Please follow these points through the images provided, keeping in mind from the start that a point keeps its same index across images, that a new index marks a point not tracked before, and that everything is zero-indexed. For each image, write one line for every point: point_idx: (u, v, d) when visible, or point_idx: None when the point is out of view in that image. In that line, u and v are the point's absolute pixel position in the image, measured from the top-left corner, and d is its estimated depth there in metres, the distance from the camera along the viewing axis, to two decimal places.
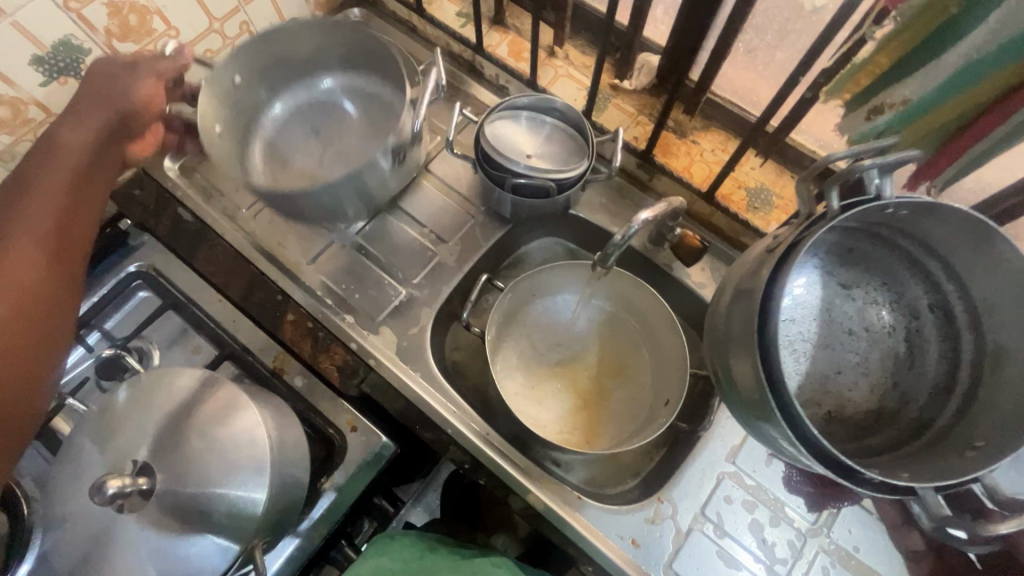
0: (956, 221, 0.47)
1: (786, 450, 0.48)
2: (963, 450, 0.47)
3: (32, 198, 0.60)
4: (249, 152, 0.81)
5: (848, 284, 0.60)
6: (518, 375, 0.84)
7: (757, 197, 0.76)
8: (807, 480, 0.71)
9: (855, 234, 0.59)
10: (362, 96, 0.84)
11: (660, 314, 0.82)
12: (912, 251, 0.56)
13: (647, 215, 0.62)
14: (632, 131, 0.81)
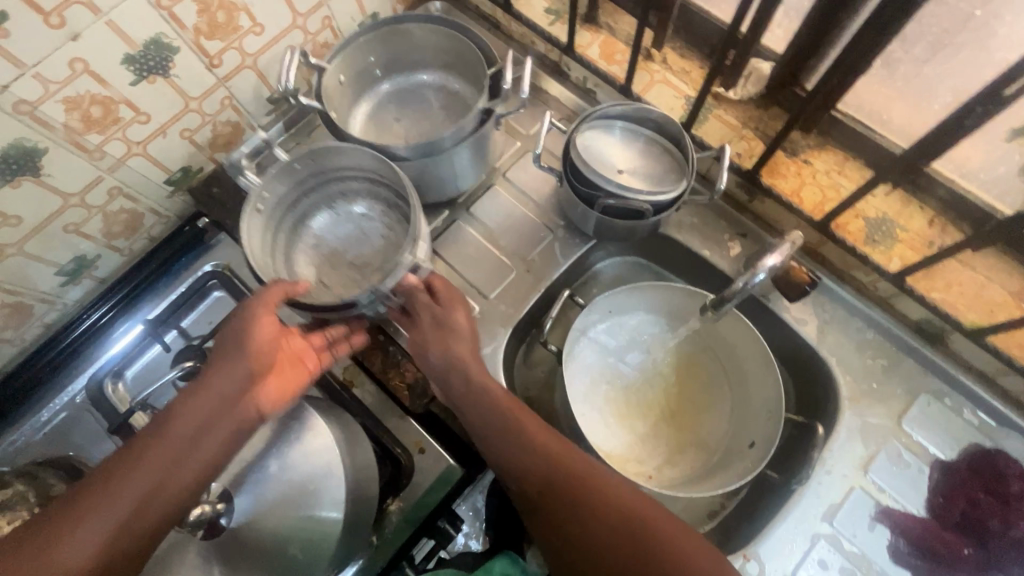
0: (334, 151, 0.66)
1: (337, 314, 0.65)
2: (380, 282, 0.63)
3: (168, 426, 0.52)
4: (354, 114, 0.81)
5: (277, 208, 0.70)
6: (591, 401, 0.79)
7: (877, 230, 0.68)
8: (917, 552, 0.63)
9: (329, 177, 0.72)
10: (451, 98, 0.81)
11: (754, 351, 0.74)
12: (348, 173, 0.71)
13: (774, 260, 0.61)
14: (736, 146, 0.74)
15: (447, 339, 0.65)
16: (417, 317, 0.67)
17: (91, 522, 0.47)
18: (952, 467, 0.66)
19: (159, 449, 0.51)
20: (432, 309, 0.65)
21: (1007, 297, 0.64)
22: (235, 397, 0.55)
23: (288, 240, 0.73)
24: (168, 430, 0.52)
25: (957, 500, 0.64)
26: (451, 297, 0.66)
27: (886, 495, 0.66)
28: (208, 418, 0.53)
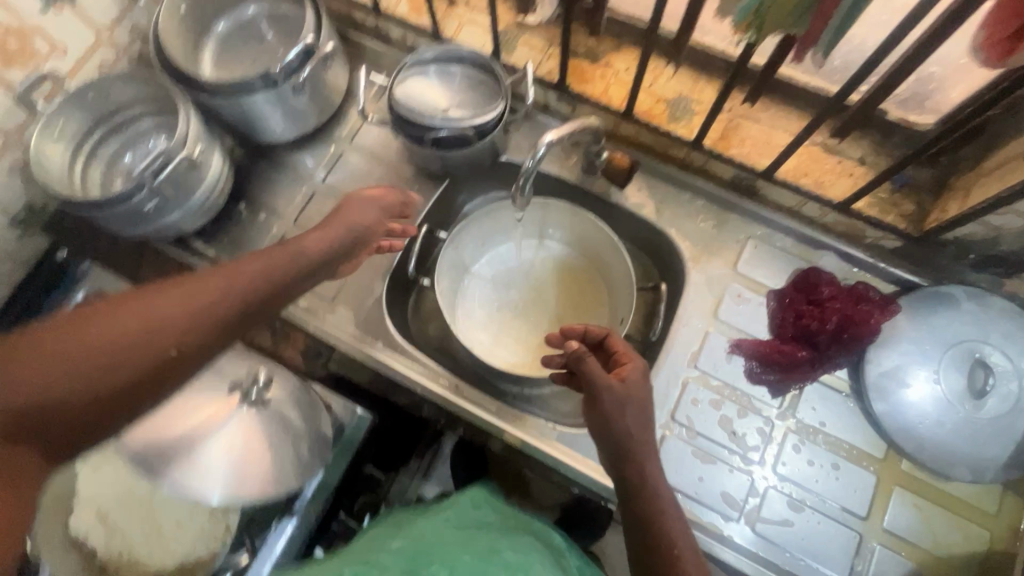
0: (112, 82, 0.73)
1: (114, 214, 0.69)
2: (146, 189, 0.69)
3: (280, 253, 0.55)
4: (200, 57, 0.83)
5: (75, 150, 0.75)
6: (482, 326, 0.86)
7: (678, 107, 0.78)
8: (770, 369, 0.74)
9: (121, 113, 0.77)
10: (281, 20, 0.84)
11: (606, 242, 0.82)
12: (143, 107, 0.78)
13: (551, 138, 0.67)
14: (545, 65, 0.81)
15: (634, 412, 0.58)
16: (597, 399, 0.58)
17: (161, 308, 0.46)
18: (782, 292, 0.76)
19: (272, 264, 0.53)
20: (612, 392, 0.58)
21: (787, 137, 0.76)
22: (334, 253, 0.60)
23: (99, 173, 0.78)
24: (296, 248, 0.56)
25: (788, 317, 0.75)
26: (641, 380, 0.59)
27: (736, 330, 0.76)
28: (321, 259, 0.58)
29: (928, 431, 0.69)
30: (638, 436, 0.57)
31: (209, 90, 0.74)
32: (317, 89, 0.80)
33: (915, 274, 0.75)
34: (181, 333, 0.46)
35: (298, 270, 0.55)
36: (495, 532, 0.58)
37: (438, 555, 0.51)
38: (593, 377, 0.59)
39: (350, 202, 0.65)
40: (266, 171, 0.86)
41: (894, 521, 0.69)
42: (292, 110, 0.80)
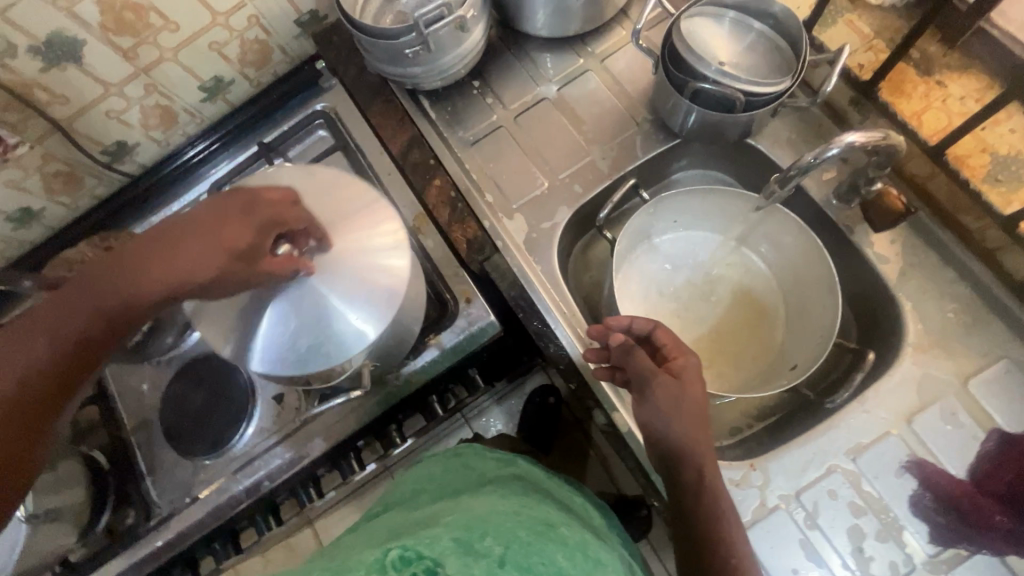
0: None
1: (377, 48, 0.73)
2: (414, 35, 0.71)
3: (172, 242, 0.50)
4: None
5: None
6: (637, 300, 0.80)
7: (1004, 168, 0.62)
8: (942, 510, 0.60)
9: None
10: None
11: (822, 278, 0.70)
12: None
13: (856, 139, 0.57)
14: (859, 57, 0.68)
15: (690, 415, 0.56)
16: (649, 394, 0.57)
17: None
18: (1013, 438, 0.61)
19: (124, 292, 0.49)
20: (667, 386, 0.56)
21: None
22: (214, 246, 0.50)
23: (377, 4, 0.82)
24: (151, 255, 0.50)
25: (1004, 469, 0.60)
26: (694, 377, 0.57)
27: (927, 450, 0.62)
28: (209, 273, 0.50)
29: None
30: (694, 440, 0.55)
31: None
32: None
33: None
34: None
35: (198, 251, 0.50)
36: (521, 506, 0.51)
37: (490, 527, 0.42)
38: (642, 369, 0.57)
39: (231, 205, 0.52)
40: (510, 59, 0.85)
41: None
42: (564, 9, 0.76)
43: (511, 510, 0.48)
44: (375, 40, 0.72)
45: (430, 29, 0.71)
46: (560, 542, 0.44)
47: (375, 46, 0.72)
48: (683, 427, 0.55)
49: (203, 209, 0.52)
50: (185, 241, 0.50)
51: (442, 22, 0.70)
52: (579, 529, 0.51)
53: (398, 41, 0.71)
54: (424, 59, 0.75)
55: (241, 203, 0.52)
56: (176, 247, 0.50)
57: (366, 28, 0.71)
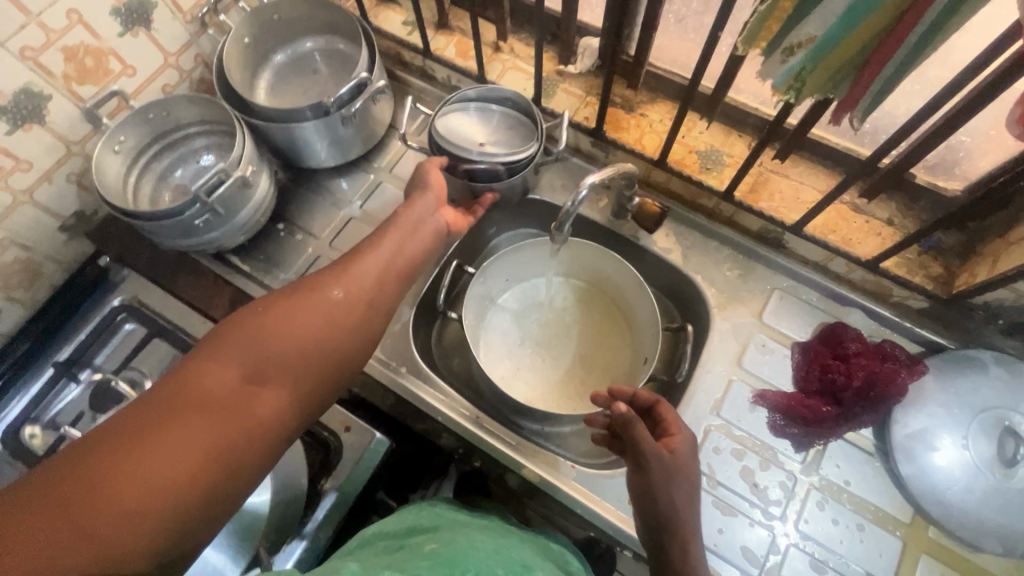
0: (188, 100, 0.78)
1: (161, 229, 0.72)
2: (195, 206, 0.71)
3: (342, 282, 0.61)
4: (256, 86, 0.88)
5: (134, 160, 0.79)
6: (504, 359, 0.87)
7: (708, 158, 0.80)
8: (793, 423, 0.73)
9: (185, 132, 0.82)
10: (336, 57, 0.90)
11: (630, 282, 0.84)
12: (210, 129, 0.83)
13: (595, 179, 0.68)
14: (583, 112, 0.85)
15: (680, 489, 0.58)
16: (645, 467, 0.58)
17: (227, 365, 0.51)
18: (807, 345, 0.76)
19: (321, 298, 0.58)
20: (664, 465, 0.57)
21: (817, 194, 0.77)
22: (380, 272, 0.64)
23: (150, 185, 0.81)
24: (324, 294, 0.59)
25: (812, 370, 0.74)
26: (687, 453, 0.59)
27: (760, 380, 0.76)
28: (372, 287, 0.63)
29: (956, 500, 0.67)
30: (683, 510, 0.57)
31: (266, 115, 0.78)
32: (365, 121, 0.84)
33: (943, 336, 0.75)
34: (233, 384, 0.50)
35: (355, 282, 0.62)
36: (499, 546, 0.58)
37: (470, 564, 0.50)
38: (645, 444, 0.57)
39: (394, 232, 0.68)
40: (305, 195, 0.89)
41: None
42: (338, 140, 0.84)
43: (495, 557, 0.54)
44: (155, 224, 0.70)
45: (213, 196, 0.72)
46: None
47: (158, 227, 0.71)
48: (672, 502, 0.57)
49: (382, 232, 0.68)
50: (364, 255, 0.65)
51: (223, 187, 0.72)
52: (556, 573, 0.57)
53: (182, 217, 0.71)
54: (216, 222, 0.75)
55: (417, 206, 0.71)
56: (341, 286, 0.61)
57: (138, 215, 0.69)
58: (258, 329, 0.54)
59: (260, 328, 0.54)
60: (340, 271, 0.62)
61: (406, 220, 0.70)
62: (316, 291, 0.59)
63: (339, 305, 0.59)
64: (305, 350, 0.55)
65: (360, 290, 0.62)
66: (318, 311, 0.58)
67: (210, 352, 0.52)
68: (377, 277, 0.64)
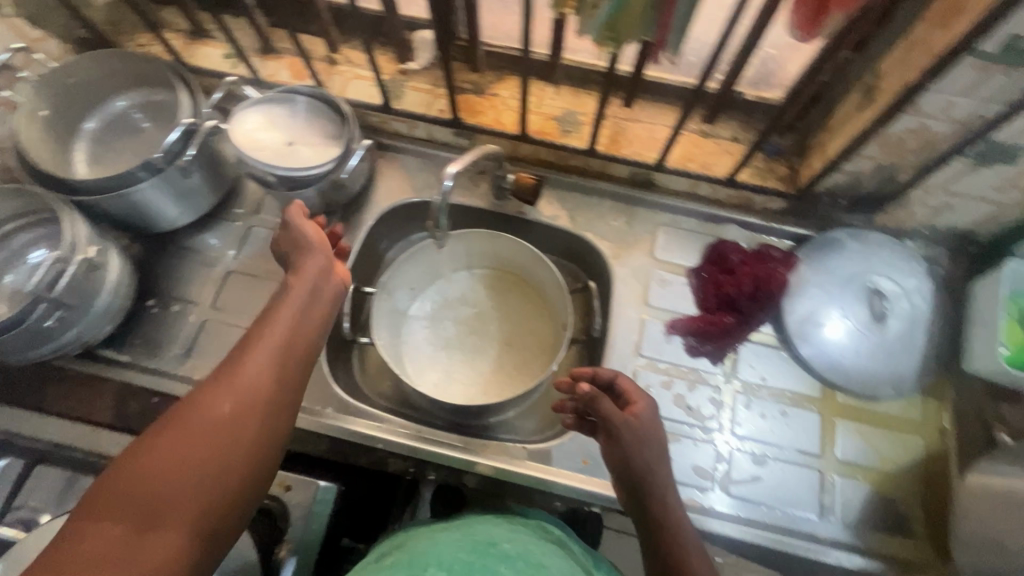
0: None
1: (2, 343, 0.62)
2: (37, 306, 0.62)
3: (233, 373, 0.52)
4: (74, 160, 0.79)
5: None
6: (431, 367, 0.86)
7: (566, 121, 0.83)
8: (704, 341, 0.79)
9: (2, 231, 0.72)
10: (158, 108, 0.83)
11: (528, 257, 0.86)
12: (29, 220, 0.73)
13: (455, 168, 0.68)
14: (436, 105, 0.84)
15: (651, 449, 0.62)
16: (618, 437, 0.63)
17: (105, 519, 0.42)
18: (698, 268, 0.82)
19: (218, 398, 0.50)
20: (631, 429, 0.62)
21: (668, 130, 0.82)
22: (280, 348, 0.56)
23: None
24: (209, 393, 0.50)
25: (709, 289, 0.80)
26: (652, 417, 0.63)
27: (668, 312, 0.81)
28: (278, 361, 0.55)
29: (848, 363, 0.77)
30: (655, 470, 0.62)
31: (90, 190, 0.69)
32: (212, 168, 0.78)
33: (803, 227, 0.82)
34: (112, 539, 0.41)
35: (251, 367, 0.53)
36: (469, 529, 0.59)
37: (431, 559, 0.51)
38: (613, 418, 0.63)
39: (292, 295, 0.60)
40: (172, 262, 0.82)
41: (844, 451, 0.74)
42: (189, 196, 0.77)
43: (460, 541, 0.55)
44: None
45: (55, 290, 0.63)
46: (500, 557, 0.53)
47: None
48: (649, 460, 0.61)
49: (280, 294, 0.60)
50: (264, 329, 0.56)
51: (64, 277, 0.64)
52: (523, 537, 0.60)
53: (24, 322, 0.62)
54: (68, 318, 0.67)
55: (306, 268, 0.62)
56: (232, 378, 0.52)
57: None
58: (135, 464, 0.45)
59: (136, 463, 0.45)
60: (229, 363, 0.53)
61: (308, 273, 0.62)
62: (207, 403, 0.50)
63: (235, 414, 0.50)
64: (198, 482, 0.46)
65: (263, 387, 0.52)
66: (207, 415, 0.49)
67: (83, 512, 0.43)
68: (281, 365, 0.55)
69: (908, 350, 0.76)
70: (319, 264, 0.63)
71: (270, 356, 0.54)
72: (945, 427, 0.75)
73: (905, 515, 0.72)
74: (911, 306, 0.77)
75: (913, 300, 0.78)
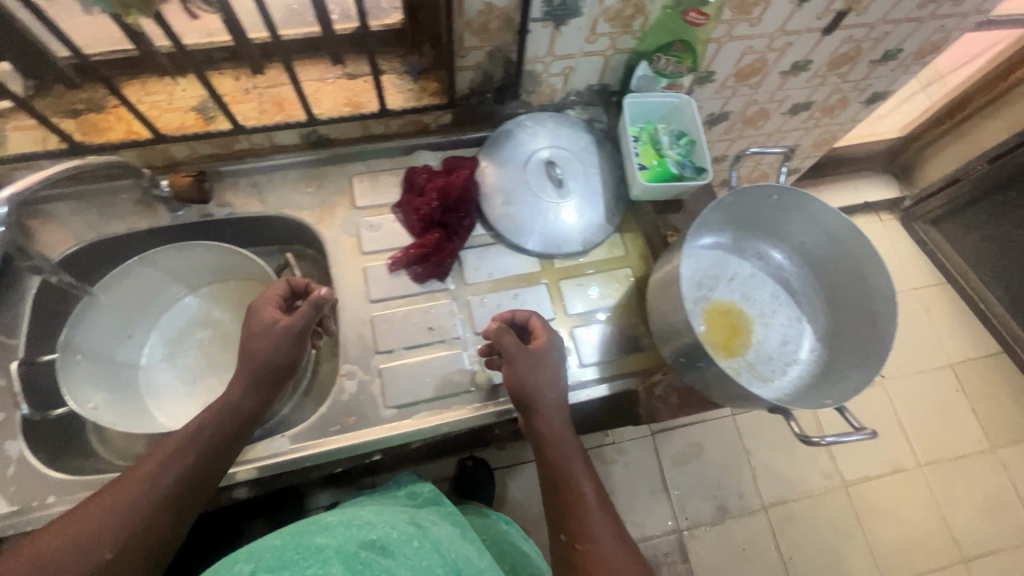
0: None
1: None
2: None
3: (168, 451, 0.59)
4: None
5: None
6: (183, 403, 0.80)
7: (207, 107, 0.78)
8: (422, 264, 0.81)
9: None
10: None
11: (230, 257, 0.81)
12: None
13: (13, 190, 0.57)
14: (50, 138, 0.75)
15: (545, 373, 0.70)
16: (512, 362, 0.69)
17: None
18: (400, 202, 0.85)
19: (148, 474, 0.57)
20: (529, 356, 0.69)
21: (315, 83, 0.82)
22: (219, 435, 0.62)
23: None
24: (144, 472, 0.57)
25: (411, 217, 0.83)
26: (548, 351, 0.70)
27: (388, 251, 0.82)
28: (217, 437, 0.62)
29: (557, 230, 0.84)
30: (546, 392, 0.69)
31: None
32: None
33: (479, 131, 0.89)
34: None
35: (186, 446, 0.59)
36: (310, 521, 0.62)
37: (241, 556, 0.53)
38: (512, 349, 0.69)
39: (261, 340, 0.66)
40: None
41: (573, 306, 0.82)
42: None
43: (284, 533, 0.58)
44: None
45: None
46: (318, 531, 0.58)
47: None
48: (540, 388, 0.69)
49: (248, 342, 0.66)
50: (220, 400, 0.64)
51: None
52: (353, 511, 0.66)
53: None
54: None
55: (253, 328, 0.67)
56: (172, 459, 0.58)
57: None
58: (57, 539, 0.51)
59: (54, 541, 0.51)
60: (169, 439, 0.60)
61: (261, 322, 0.67)
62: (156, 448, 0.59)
63: (188, 452, 0.59)
64: (131, 509, 0.54)
65: (213, 436, 0.61)
66: (128, 497, 0.55)
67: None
68: (223, 441, 0.62)
69: (600, 203, 0.86)
70: (279, 320, 0.67)
71: (209, 438, 0.61)
72: (640, 250, 0.86)
73: (635, 334, 0.82)
74: (588, 168, 0.87)
75: (588, 162, 0.88)
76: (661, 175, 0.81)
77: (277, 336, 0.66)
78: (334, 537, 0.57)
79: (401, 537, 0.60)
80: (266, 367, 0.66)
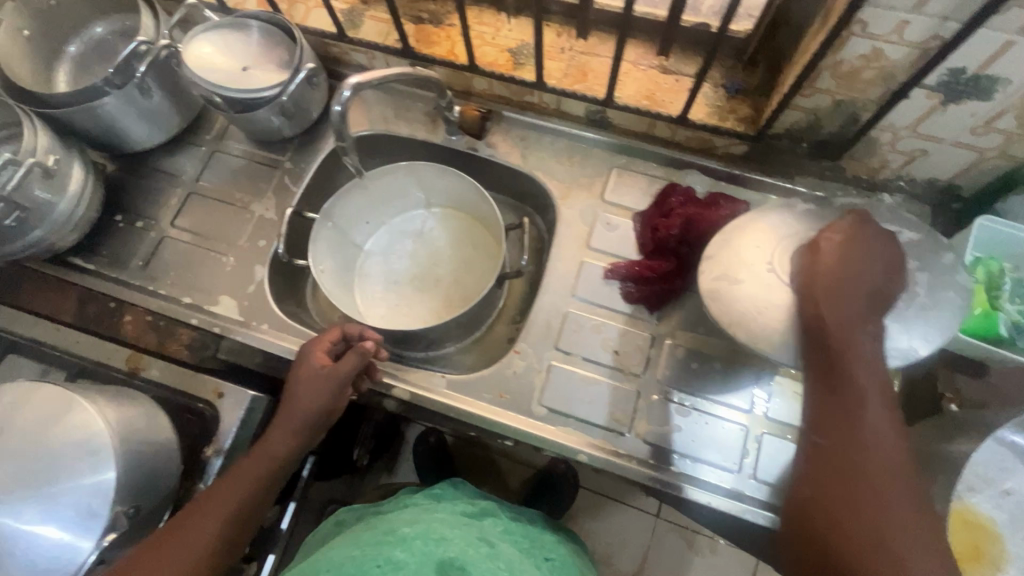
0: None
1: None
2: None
3: (219, 488, 0.61)
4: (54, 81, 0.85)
5: None
6: (382, 299, 0.88)
7: (521, 53, 0.80)
8: (640, 285, 0.76)
9: None
10: (130, 35, 0.86)
11: (473, 194, 0.85)
12: None
13: (358, 79, 0.68)
14: (391, 36, 0.83)
15: (863, 295, 0.49)
16: (858, 269, 0.48)
17: None
18: (645, 213, 0.79)
19: (204, 518, 0.59)
20: (857, 267, 0.48)
21: (627, 66, 0.78)
22: (272, 465, 0.63)
23: None
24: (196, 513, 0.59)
25: (648, 232, 0.77)
26: (876, 250, 0.49)
27: (612, 257, 0.78)
28: (266, 471, 0.63)
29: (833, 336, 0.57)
30: (855, 321, 0.49)
31: (58, 103, 0.73)
32: (175, 94, 0.82)
33: (765, 175, 0.77)
34: None
35: (236, 483, 0.61)
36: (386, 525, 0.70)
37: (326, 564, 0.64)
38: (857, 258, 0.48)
39: (309, 379, 0.65)
40: (141, 182, 0.87)
41: (776, 411, 0.70)
42: (155, 120, 0.82)
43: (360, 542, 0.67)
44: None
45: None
46: (397, 542, 0.65)
47: None
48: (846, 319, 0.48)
49: (291, 383, 0.66)
50: (267, 437, 0.65)
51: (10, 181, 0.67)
52: (429, 515, 0.71)
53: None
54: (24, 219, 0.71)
55: (301, 377, 0.66)
56: (222, 498, 0.60)
57: None
58: None
59: None
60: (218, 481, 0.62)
61: (310, 360, 0.66)
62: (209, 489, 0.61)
63: (231, 492, 0.61)
64: (219, 514, 0.59)
65: (258, 474, 0.63)
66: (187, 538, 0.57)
67: None
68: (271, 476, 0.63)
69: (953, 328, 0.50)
70: (323, 363, 0.66)
71: (261, 470, 0.63)
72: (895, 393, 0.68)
73: None
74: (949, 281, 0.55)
75: (941, 262, 0.52)
76: (983, 329, 0.62)
77: (323, 380, 0.65)
78: (413, 555, 0.64)
79: (476, 556, 0.65)
80: (315, 409, 0.65)
